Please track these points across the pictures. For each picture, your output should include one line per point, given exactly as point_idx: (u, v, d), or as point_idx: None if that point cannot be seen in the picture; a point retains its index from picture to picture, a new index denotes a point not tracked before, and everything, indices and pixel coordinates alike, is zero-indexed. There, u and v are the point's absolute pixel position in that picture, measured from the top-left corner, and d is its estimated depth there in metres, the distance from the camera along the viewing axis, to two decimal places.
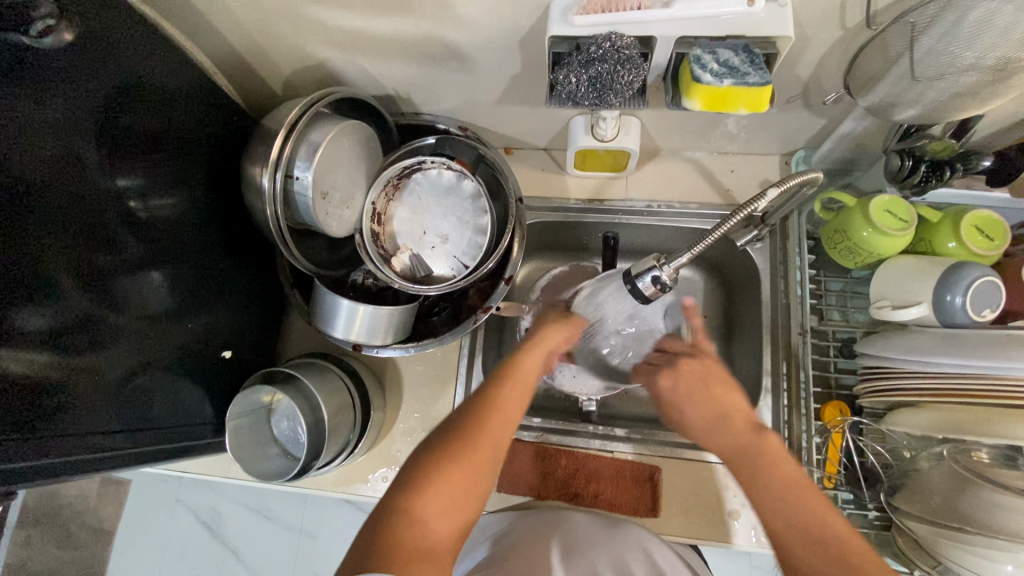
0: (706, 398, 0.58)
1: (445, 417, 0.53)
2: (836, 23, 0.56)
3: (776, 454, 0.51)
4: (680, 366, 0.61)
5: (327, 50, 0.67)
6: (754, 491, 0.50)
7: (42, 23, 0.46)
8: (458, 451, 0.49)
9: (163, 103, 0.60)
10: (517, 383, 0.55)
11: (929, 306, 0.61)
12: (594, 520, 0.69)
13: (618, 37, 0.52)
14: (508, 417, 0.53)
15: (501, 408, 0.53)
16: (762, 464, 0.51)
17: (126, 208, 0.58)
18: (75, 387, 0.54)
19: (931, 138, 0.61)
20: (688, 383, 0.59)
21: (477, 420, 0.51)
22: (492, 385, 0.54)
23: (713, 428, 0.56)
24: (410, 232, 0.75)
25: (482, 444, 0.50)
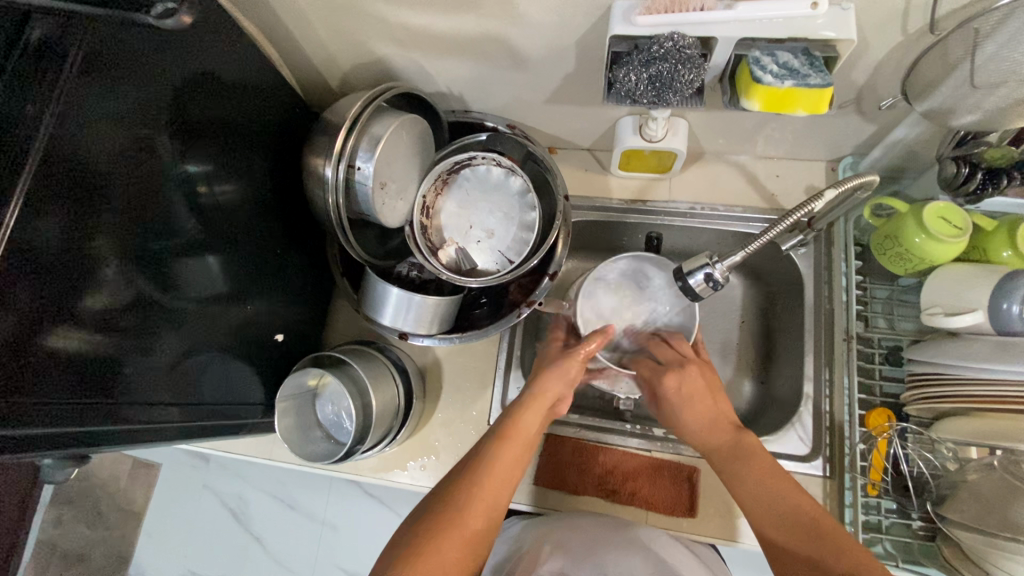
0: (704, 407, 0.69)
1: (433, 494, 0.59)
2: (897, 27, 0.56)
3: (760, 455, 0.62)
4: (683, 370, 0.72)
5: (389, 47, 0.69)
6: (734, 483, 0.62)
7: (163, 7, 0.52)
8: (441, 527, 0.54)
9: (233, 94, 0.63)
10: (496, 475, 0.60)
11: (985, 313, 0.60)
12: (601, 520, 0.69)
13: (680, 37, 0.53)
14: (487, 502, 0.58)
15: (479, 494, 0.58)
16: (748, 466, 0.61)
17: (193, 190, 0.60)
18: (140, 363, 0.56)
19: (988, 145, 0.60)
20: (688, 395, 0.71)
21: (466, 497, 0.58)
22: (481, 461, 0.61)
23: (706, 429, 0.68)
24: (457, 226, 0.77)
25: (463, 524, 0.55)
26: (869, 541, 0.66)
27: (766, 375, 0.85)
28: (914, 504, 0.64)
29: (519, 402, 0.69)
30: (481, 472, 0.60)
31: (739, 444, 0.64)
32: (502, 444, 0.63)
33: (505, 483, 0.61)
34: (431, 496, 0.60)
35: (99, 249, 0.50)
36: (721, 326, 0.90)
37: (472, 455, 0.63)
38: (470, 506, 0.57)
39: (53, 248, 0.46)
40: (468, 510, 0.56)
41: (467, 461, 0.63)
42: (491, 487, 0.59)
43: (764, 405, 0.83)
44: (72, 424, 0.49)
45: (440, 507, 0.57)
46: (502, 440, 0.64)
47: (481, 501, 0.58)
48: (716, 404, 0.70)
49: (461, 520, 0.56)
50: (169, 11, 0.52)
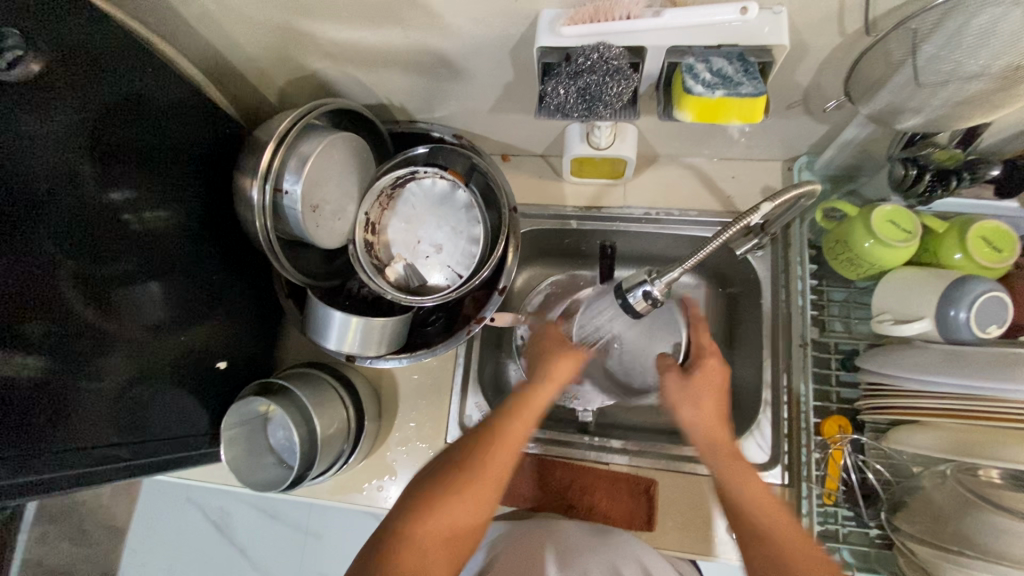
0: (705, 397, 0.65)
1: (447, 452, 0.60)
2: (835, 29, 0.54)
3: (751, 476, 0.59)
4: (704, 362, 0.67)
5: (319, 61, 0.67)
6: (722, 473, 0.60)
7: (10, 53, 0.46)
8: (452, 493, 0.55)
9: (153, 118, 0.60)
10: (506, 445, 0.59)
11: (932, 321, 0.59)
12: (583, 528, 0.69)
13: (607, 48, 0.51)
14: (502, 466, 0.58)
15: (492, 460, 0.57)
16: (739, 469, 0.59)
17: (120, 224, 0.58)
18: (67, 405, 0.54)
19: (937, 146, 0.59)
20: (697, 385, 0.65)
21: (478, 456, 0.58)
22: (496, 419, 0.61)
23: (697, 402, 0.65)
24: (404, 241, 0.75)
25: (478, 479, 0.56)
26: (827, 550, 0.65)
27: (729, 380, 0.84)
28: (868, 512, 0.64)
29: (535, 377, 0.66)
30: (495, 440, 0.59)
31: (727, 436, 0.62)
32: (512, 417, 0.61)
33: (516, 453, 0.59)
34: (445, 452, 0.60)
35: (30, 276, 0.50)
36: None
37: (488, 419, 0.62)
38: (484, 471, 0.57)
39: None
40: (479, 477, 0.56)
41: (480, 428, 0.61)
42: (505, 455, 0.58)
43: (726, 410, 0.82)
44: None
45: (453, 472, 0.56)
46: (517, 412, 0.61)
47: (496, 469, 0.57)
48: (722, 387, 0.66)
49: (471, 478, 0.56)
50: (17, 59, 0.47)
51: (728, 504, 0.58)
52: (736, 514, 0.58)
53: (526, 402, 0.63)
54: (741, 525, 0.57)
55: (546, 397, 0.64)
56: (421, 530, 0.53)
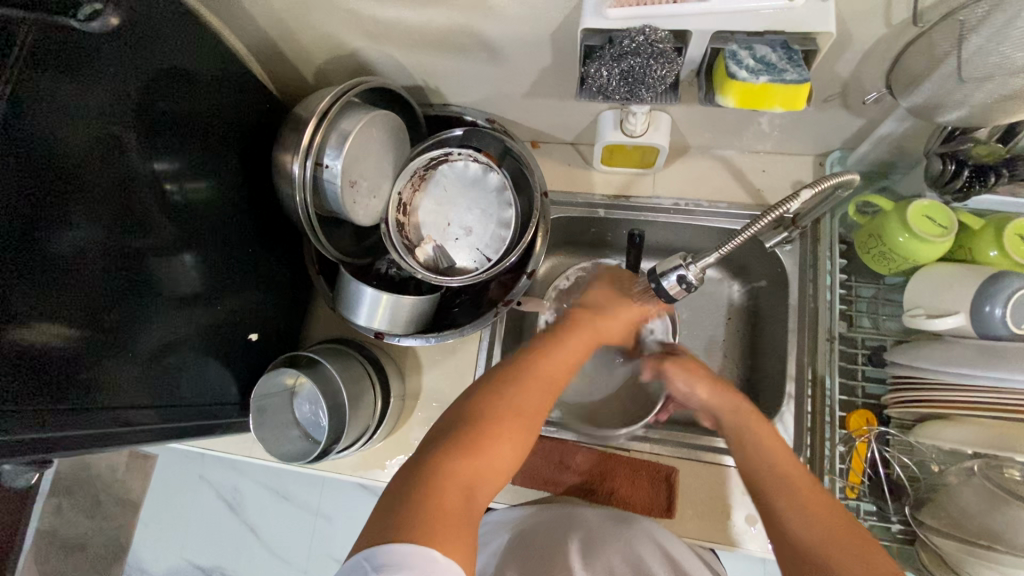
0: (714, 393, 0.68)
1: (467, 402, 0.56)
2: (880, 19, 0.54)
3: (792, 468, 0.56)
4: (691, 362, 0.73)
5: (360, 40, 0.68)
6: (745, 440, 0.62)
7: (89, 8, 0.50)
8: (495, 429, 0.53)
9: (199, 91, 0.62)
10: (540, 387, 0.58)
11: (964, 316, 0.59)
12: (603, 515, 0.69)
13: (652, 31, 0.51)
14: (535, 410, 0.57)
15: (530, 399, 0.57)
16: (770, 461, 0.58)
17: (162, 191, 0.59)
18: (98, 359, 0.54)
19: (976, 141, 0.58)
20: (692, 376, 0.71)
21: (507, 400, 0.55)
22: (524, 367, 0.60)
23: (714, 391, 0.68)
24: (435, 223, 0.76)
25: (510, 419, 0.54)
26: None
27: (751, 373, 0.84)
28: (892, 507, 0.64)
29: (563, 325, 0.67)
30: (531, 383, 0.58)
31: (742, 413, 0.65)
32: (537, 368, 0.60)
33: (544, 405, 0.58)
34: (465, 401, 0.56)
35: (78, 234, 0.51)
36: (706, 323, 0.89)
37: (518, 362, 0.61)
38: (521, 412, 0.55)
39: (34, 208, 0.46)
40: (517, 414, 0.54)
41: (503, 373, 0.59)
42: (533, 401, 0.57)
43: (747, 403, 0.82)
44: (26, 429, 0.48)
45: (492, 412, 0.54)
46: (546, 355, 0.62)
47: (533, 408, 0.56)
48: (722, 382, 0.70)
49: (502, 421, 0.54)
50: (97, 15, 0.50)
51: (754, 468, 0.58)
52: (756, 478, 0.57)
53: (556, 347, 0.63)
54: (761, 481, 0.56)
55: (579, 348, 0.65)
56: (457, 473, 0.48)
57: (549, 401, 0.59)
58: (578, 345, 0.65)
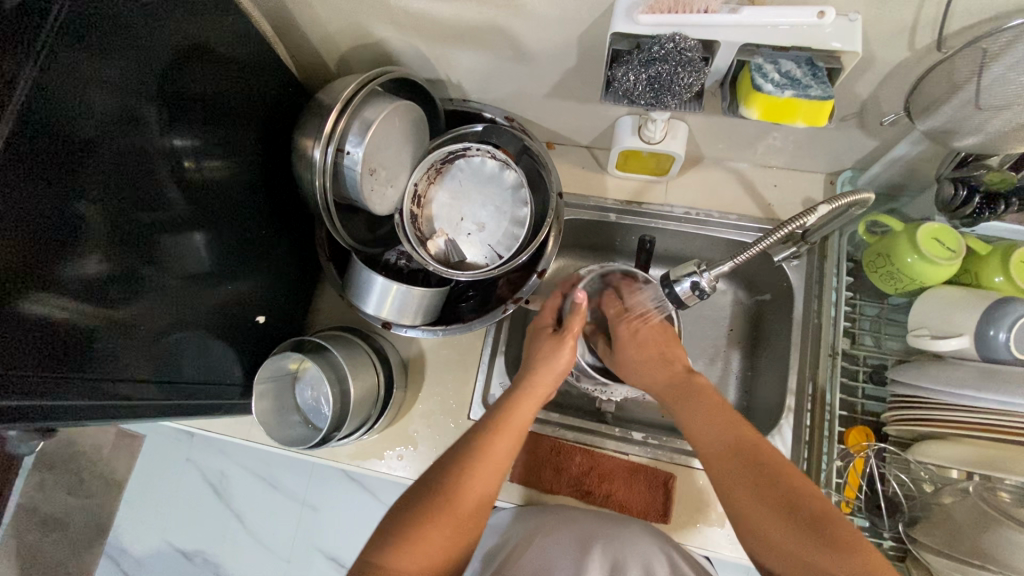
0: (647, 349, 0.76)
1: (424, 475, 0.61)
2: (904, 43, 0.55)
3: (716, 414, 0.64)
4: (648, 318, 0.78)
5: (387, 30, 0.68)
6: (691, 423, 0.65)
7: None
8: (425, 522, 0.56)
9: (223, 69, 0.62)
10: (487, 470, 0.61)
11: (970, 338, 0.59)
12: (600, 519, 0.70)
13: (682, 39, 0.52)
14: (474, 498, 0.59)
15: (470, 482, 0.59)
16: (700, 411, 0.65)
17: (179, 166, 0.59)
18: (103, 333, 0.53)
19: (988, 168, 0.60)
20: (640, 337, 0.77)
21: (457, 479, 0.59)
22: (481, 437, 0.63)
23: (654, 367, 0.73)
24: (448, 217, 0.76)
25: (461, 502, 0.58)
26: None
27: (751, 385, 0.84)
28: (886, 523, 0.65)
29: (512, 395, 0.68)
30: (469, 474, 0.60)
31: (687, 385, 0.69)
32: (495, 437, 0.63)
33: (500, 470, 0.62)
34: (427, 475, 0.61)
35: (92, 203, 0.50)
36: (709, 333, 0.90)
37: (464, 443, 0.63)
38: (456, 497, 0.58)
39: (50, 174, 0.46)
40: (449, 506, 0.57)
41: (461, 446, 0.63)
42: (487, 473, 0.61)
43: (746, 414, 0.83)
44: (27, 397, 0.47)
45: (427, 503, 0.58)
46: (495, 432, 0.63)
47: (470, 493, 0.59)
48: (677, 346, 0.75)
49: (452, 504, 0.58)
50: None
51: (706, 449, 0.62)
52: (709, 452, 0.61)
53: (505, 421, 0.65)
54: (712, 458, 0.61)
55: (525, 417, 0.67)
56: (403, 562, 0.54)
57: (504, 468, 0.63)
58: (523, 416, 0.67)
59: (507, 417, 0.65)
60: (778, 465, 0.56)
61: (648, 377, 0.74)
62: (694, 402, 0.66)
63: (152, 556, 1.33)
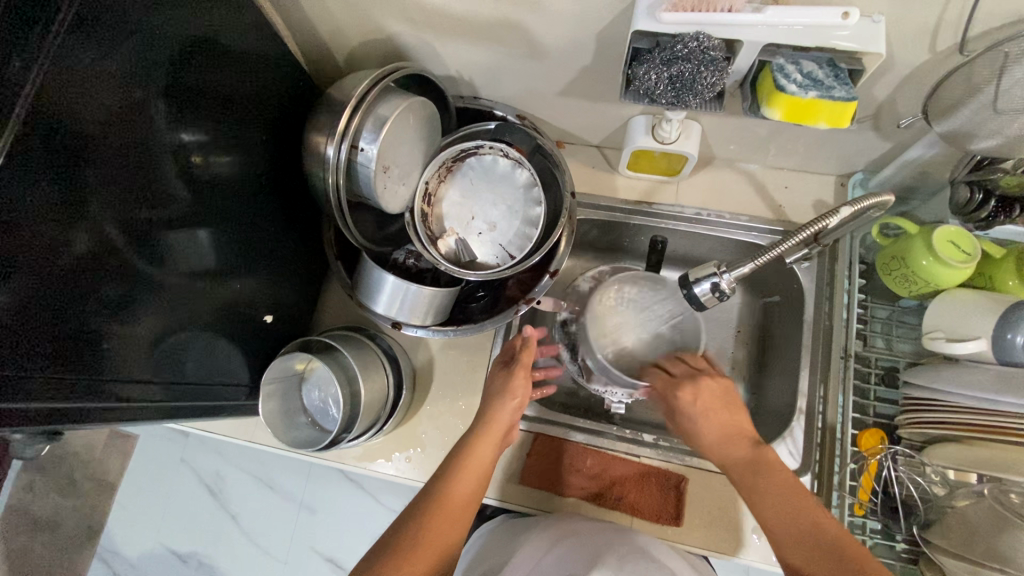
0: (720, 418, 0.65)
1: (385, 532, 0.59)
2: (925, 46, 0.55)
3: (778, 470, 0.59)
4: (700, 382, 0.67)
5: (401, 26, 0.67)
6: (757, 502, 0.58)
7: None
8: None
9: (232, 63, 0.60)
10: (447, 517, 0.59)
11: (987, 342, 0.59)
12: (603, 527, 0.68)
13: (705, 38, 0.51)
14: (436, 549, 0.57)
15: (432, 530, 0.58)
16: (770, 482, 0.58)
17: (186, 162, 0.57)
18: (106, 334, 0.52)
19: (1004, 172, 0.59)
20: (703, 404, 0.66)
21: (417, 529, 0.58)
22: (441, 483, 0.62)
23: (722, 444, 0.63)
24: (459, 216, 0.75)
25: (422, 550, 0.56)
26: None
27: (759, 387, 0.84)
28: (899, 525, 0.65)
29: (473, 432, 0.67)
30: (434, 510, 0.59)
31: (757, 460, 0.60)
32: (454, 479, 0.62)
33: (463, 514, 0.61)
34: (389, 531, 0.59)
35: (97, 200, 0.48)
36: (717, 334, 0.89)
37: (425, 495, 0.61)
38: (421, 548, 0.56)
39: (55, 170, 0.44)
40: (413, 561, 0.55)
41: (422, 494, 0.61)
42: (447, 518, 0.59)
43: (755, 416, 0.83)
44: (27, 400, 0.45)
45: (385, 558, 0.55)
46: (455, 473, 0.62)
47: (434, 543, 0.57)
48: (734, 410, 0.65)
49: (411, 555, 0.55)
50: None
51: (772, 525, 0.56)
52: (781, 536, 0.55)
53: (463, 463, 0.63)
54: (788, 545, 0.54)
55: (487, 457, 0.65)
56: None
57: (466, 510, 0.61)
58: (483, 456, 0.65)
59: (467, 457, 0.64)
60: (809, 504, 0.56)
61: (717, 453, 0.64)
62: (755, 472, 0.60)
63: (146, 559, 1.31)
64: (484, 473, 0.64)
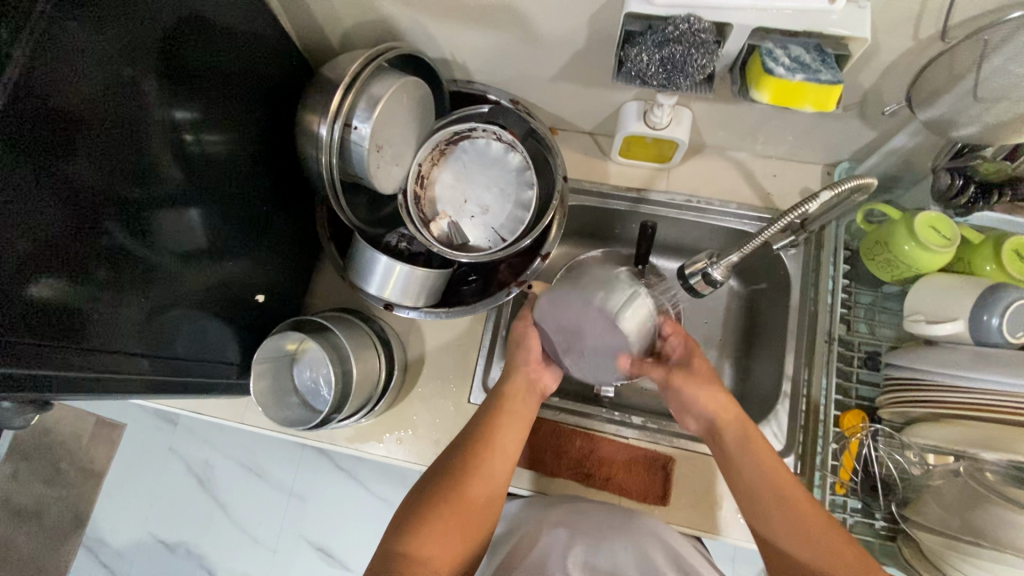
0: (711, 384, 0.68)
1: (433, 467, 0.64)
2: (910, 32, 0.56)
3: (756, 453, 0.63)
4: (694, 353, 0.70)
5: (395, 7, 0.67)
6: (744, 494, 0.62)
7: None
8: (435, 511, 0.59)
9: (223, 41, 0.60)
10: (491, 450, 0.65)
11: (964, 323, 0.61)
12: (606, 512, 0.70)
13: (696, 20, 0.52)
14: (482, 480, 0.63)
15: (480, 468, 0.63)
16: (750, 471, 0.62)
17: (179, 139, 0.57)
18: (96, 310, 0.52)
19: (983, 159, 0.61)
20: (691, 374, 0.69)
21: (467, 462, 0.63)
22: (489, 419, 0.67)
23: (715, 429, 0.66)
24: (451, 199, 0.76)
25: (473, 479, 0.62)
26: None
27: (746, 372, 0.86)
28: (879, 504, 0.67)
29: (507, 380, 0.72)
30: (482, 449, 0.64)
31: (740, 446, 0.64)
32: (496, 418, 0.67)
33: (509, 453, 0.66)
34: (438, 462, 0.65)
35: (90, 175, 0.48)
36: (706, 322, 0.91)
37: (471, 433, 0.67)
38: (472, 482, 0.62)
39: (45, 143, 0.44)
40: (464, 490, 0.61)
41: (466, 435, 0.67)
42: (493, 457, 0.64)
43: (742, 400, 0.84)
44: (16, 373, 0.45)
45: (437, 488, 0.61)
46: (498, 413, 0.68)
47: (479, 475, 0.63)
48: (721, 387, 0.68)
49: (462, 489, 0.61)
50: None
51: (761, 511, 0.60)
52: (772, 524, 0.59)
53: (504, 407, 0.69)
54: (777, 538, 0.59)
55: (524, 405, 0.70)
56: (424, 545, 0.57)
57: (512, 448, 0.67)
58: (524, 409, 0.70)
59: (508, 399, 0.69)
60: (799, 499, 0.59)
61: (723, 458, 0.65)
62: (754, 489, 0.61)
63: (133, 550, 1.30)
64: (526, 416, 0.70)
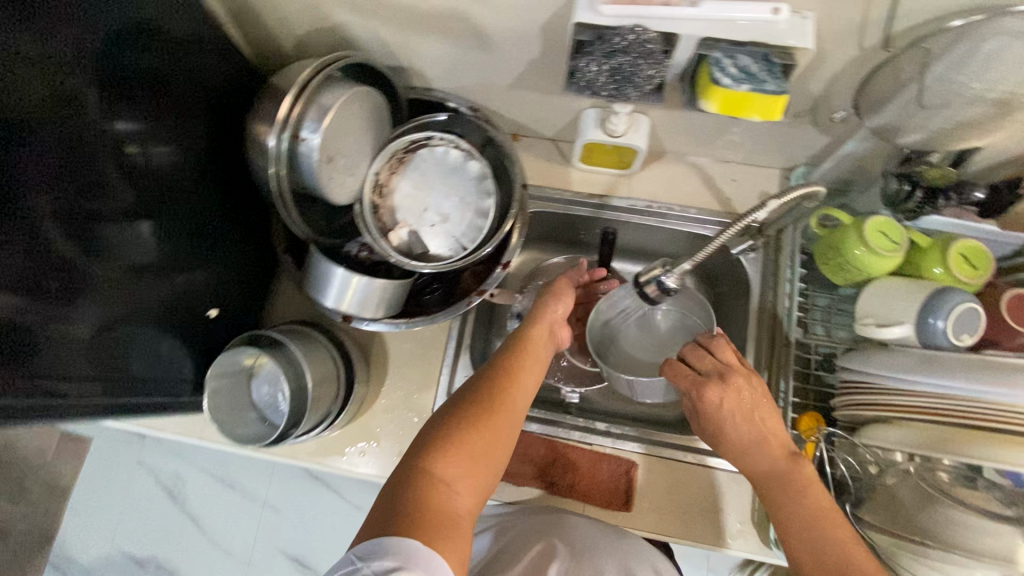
0: (749, 419, 0.63)
1: (450, 399, 0.61)
2: (854, 42, 0.57)
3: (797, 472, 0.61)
4: (732, 382, 0.64)
5: (346, 14, 0.66)
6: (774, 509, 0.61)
7: None
8: (459, 434, 0.56)
9: (168, 50, 0.58)
10: (514, 385, 0.63)
11: (910, 327, 0.63)
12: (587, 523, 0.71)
13: (643, 31, 0.52)
14: (507, 413, 0.60)
15: (502, 406, 0.60)
16: (788, 491, 0.60)
17: (123, 152, 0.55)
18: (39, 330, 0.50)
19: (929, 164, 0.64)
20: (733, 408, 0.64)
21: (489, 394, 0.60)
22: (509, 358, 0.65)
23: (752, 448, 0.63)
24: (411, 207, 0.74)
25: (498, 410, 0.59)
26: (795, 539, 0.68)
27: None
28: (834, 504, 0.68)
29: (524, 327, 0.70)
30: (506, 386, 0.62)
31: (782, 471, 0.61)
32: (518, 356, 0.66)
33: (528, 392, 0.64)
34: (459, 393, 0.62)
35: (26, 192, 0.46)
36: None
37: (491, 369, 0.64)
38: (497, 419, 0.59)
39: None
40: (488, 419, 0.58)
41: (485, 371, 0.64)
42: (515, 394, 0.62)
43: None
44: None
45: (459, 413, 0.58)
46: (519, 353, 0.66)
47: (505, 409, 0.60)
48: (766, 416, 0.64)
49: (485, 419, 0.58)
50: None
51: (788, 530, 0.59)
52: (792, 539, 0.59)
53: (523, 348, 0.67)
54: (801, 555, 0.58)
55: (541, 350, 0.68)
56: (448, 466, 0.54)
57: (532, 387, 0.64)
58: (543, 353, 0.69)
59: (528, 341, 0.68)
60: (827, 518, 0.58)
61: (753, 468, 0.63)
62: (784, 504, 0.60)
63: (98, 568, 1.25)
64: (542, 359, 0.68)
